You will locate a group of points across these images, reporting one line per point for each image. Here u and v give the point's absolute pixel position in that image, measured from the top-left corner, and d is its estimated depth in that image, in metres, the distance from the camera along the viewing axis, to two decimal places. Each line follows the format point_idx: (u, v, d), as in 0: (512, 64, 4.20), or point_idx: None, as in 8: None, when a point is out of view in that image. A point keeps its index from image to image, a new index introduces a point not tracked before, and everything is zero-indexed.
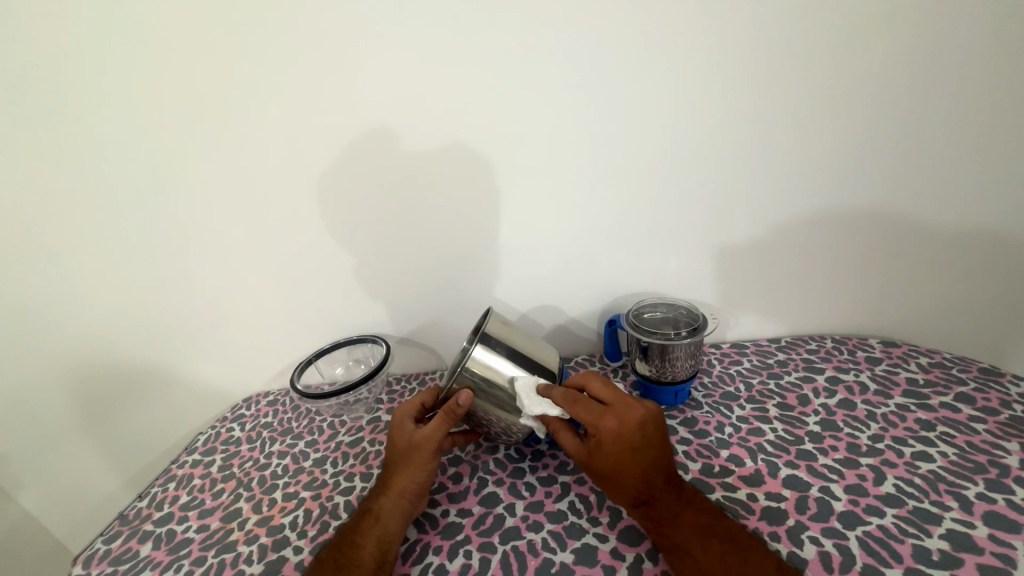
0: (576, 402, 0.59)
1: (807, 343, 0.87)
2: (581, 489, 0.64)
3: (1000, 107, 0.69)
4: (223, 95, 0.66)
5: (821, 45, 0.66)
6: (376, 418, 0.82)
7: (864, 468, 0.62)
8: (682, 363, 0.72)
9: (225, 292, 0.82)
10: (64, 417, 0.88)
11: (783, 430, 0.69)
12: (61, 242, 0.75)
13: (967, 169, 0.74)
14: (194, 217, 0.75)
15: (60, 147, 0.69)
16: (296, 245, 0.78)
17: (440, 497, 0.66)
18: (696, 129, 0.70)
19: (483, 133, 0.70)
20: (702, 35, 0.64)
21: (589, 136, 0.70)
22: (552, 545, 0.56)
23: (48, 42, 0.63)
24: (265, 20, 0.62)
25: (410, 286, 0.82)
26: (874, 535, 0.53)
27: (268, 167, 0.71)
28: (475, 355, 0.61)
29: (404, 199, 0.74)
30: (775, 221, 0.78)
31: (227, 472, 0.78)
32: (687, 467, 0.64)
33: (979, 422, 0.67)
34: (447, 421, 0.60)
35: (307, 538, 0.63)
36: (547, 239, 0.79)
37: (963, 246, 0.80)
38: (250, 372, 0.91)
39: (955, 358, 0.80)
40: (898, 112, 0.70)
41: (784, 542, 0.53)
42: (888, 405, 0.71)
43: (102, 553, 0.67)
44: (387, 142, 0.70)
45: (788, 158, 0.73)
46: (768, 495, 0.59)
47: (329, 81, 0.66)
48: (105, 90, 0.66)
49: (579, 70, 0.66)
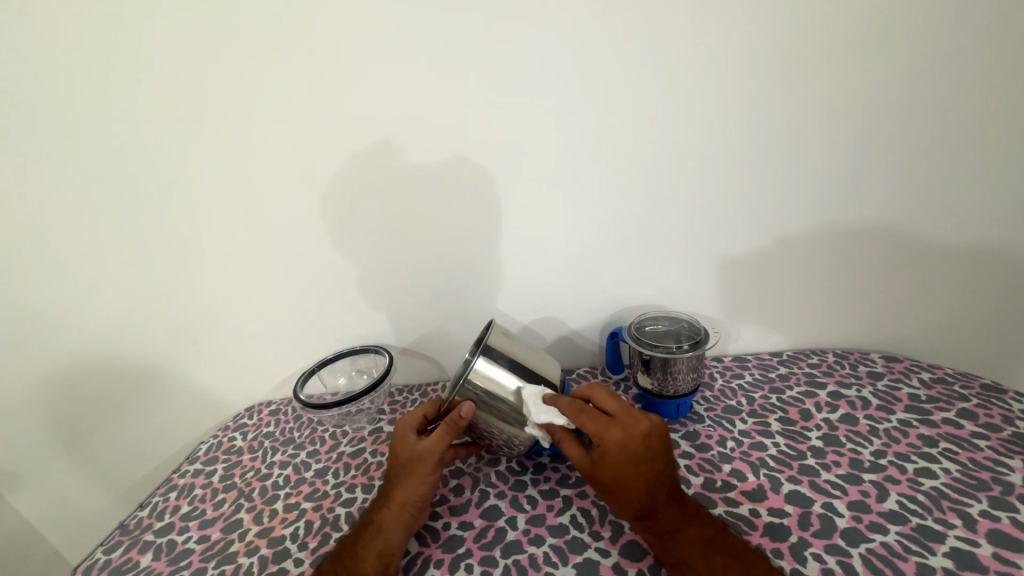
0: (582, 411, 0.59)
1: (809, 357, 0.87)
2: (583, 502, 0.64)
3: (996, 124, 0.71)
4: (228, 104, 0.67)
5: (819, 61, 0.67)
6: (377, 429, 0.82)
7: (867, 483, 0.61)
8: (683, 376, 0.72)
9: (227, 300, 0.82)
10: (65, 424, 0.88)
11: (786, 445, 0.69)
12: (67, 249, 0.76)
13: (966, 184, 0.75)
14: (198, 225, 0.76)
15: (64, 153, 0.69)
16: (298, 255, 0.79)
17: (442, 510, 0.65)
18: (695, 143, 0.71)
19: (485, 148, 0.71)
20: (701, 50, 0.66)
21: (590, 150, 0.72)
22: (553, 560, 0.56)
23: (56, 53, 0.64)
24: (270, 30, 0.63)
25: (411, 297, 0.83)
26: (878, 552, 0.53)
27: (273, 177, 0.72)
28: (476, 367, 0.62)
29: (406, 211, 0.75)
30: (776, 235, 0.79)
31: (228, 482, 0.77)
32: (689, 481, 0.64)
33: (981, 438, 0.67)
34: (448, 434, 0.60)
35: (308, 549, 0.62)
36: (548, 251, 0.79)
37: (963, 260, 0.80)
38: (252, 381, 0.91)
39: (958, 373, 0.80)
40: (896, 127, 0.71)
41: (787, 559, 0.53)
42: (890, 421, 0.71)
43: (102, 563, 0.67)
44: (389, 156, 0.71)
45: (787, 172, 0.74)
46: (771, 510, 0.59)
47: (335, 93, 0.67)
48: (111, 99, 0.67)
49: (579, 83, 0.67)
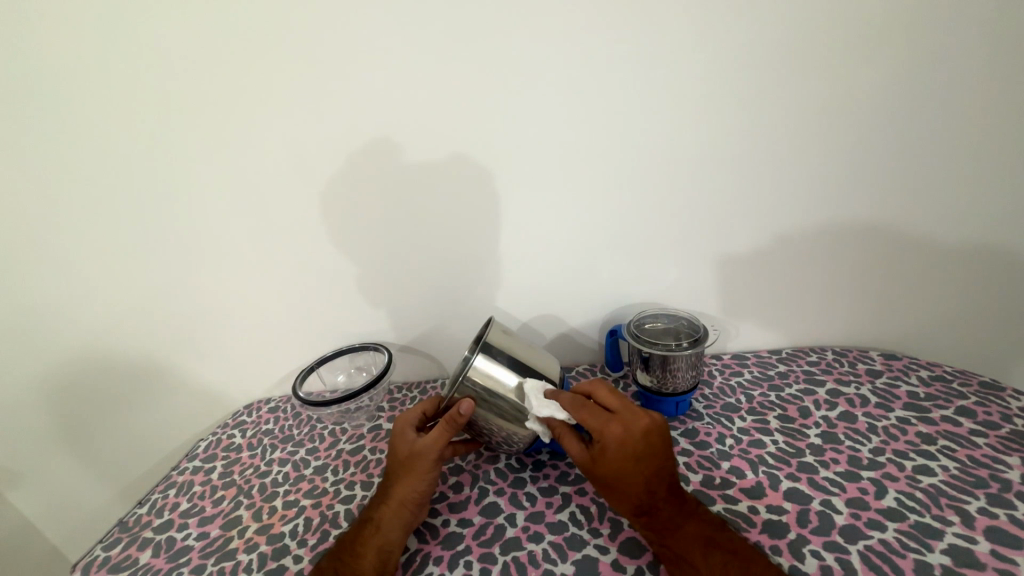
0: (582, 407, 0.59)
1: (808, 355, 0.87)
2: (581, 499, 0.64)
3: (995, 122, 0.71)
4: (227, 101, 0.67)
5: (819, 59, 0.67)
6: (376, 426, 0.82)
7: (865, 481, 0.62)
8: (683, 374, 0.72)
9: (226, 298, 0.82)
10: (65, 421, 0.88)
11: (784, 442, 0.69)
12: (65, 246, 0.76)
13: (965, 182, 0.75)
14: (197, 222, 0.76)
15: (62, 150, 0.69)
16: (298, 252, 0.79)
17: (441, 507, 0.65)
18: (695, 141, 0.71)
19: (484, 145, 0.71)
20: (701, 47, 0.65)
21: (590, 147, 0.71)
22: (552, 557, 0.56)
23: (54, 50, 0.63)
24: (269, 27, 0.63)
25: (410, 294, 0.83)
26: (876, 549, 0.53)
27: (273, 175, 0.72)
28: (476, 364, 0.62)
29: (405, 208, 0.75)
30: (776, 233, 0.79)
31: (228, 479, 0.78)
32: (687, 478, 0.64)
33: (980, 436, 0.67)
34: (448, 430, 0.60)
35: (308, 546, 0.63)
36: (548, 248, 0.79)
37: (961, 258, 0.80)
38: (251, 378, 0.91)
39: (957, 371, 0.80)
40: (896, 125, 0.71)
41: (785, 556, 0.53)
42: (889, 418, 0.71)
43: (102, 560, 0.67)
44: (389, 154, 0.71)
45: (787, 171, 0.74)
46: (769, 507, 0.59)
47: (334, 91, 0.67)
48: (109, 96, 0.66)
49: (580, 80, 0.67)
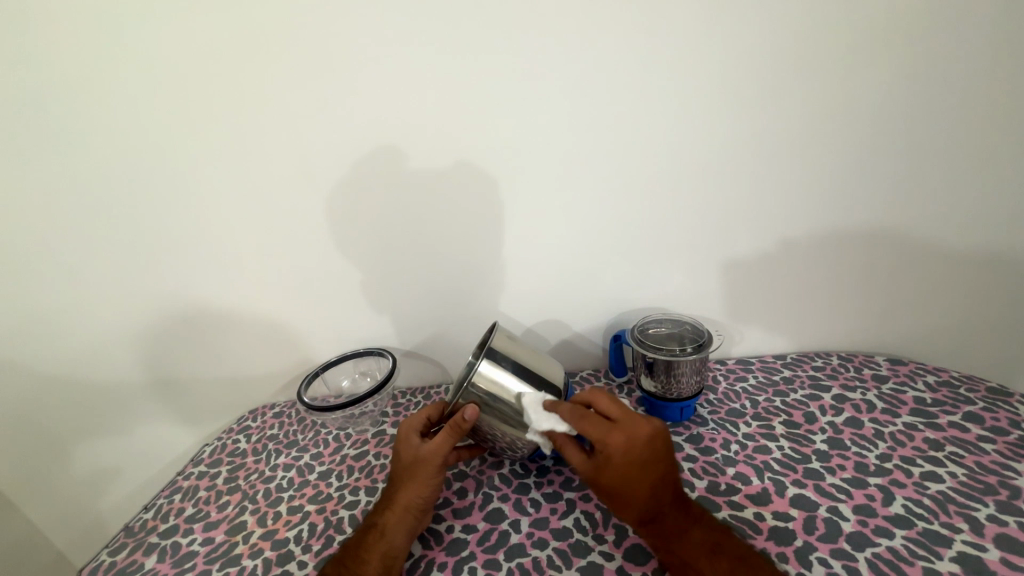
0: (583, 418, 0.58)
1: (813, 360, 0.87)
2: (586, 506, 0.64)
3: (1000, 126, 0.70)
4: (229, 105, 0.68)
5: (822, 63, 0.67)
6: (382, 432, 0.83)
7: (872, 487, 0.61)
8: (688, 379, 0.72)
9: (230, 302, 0.83)
10: (74, 424, 0.89)
11: (790, 449, 0.68)
12: (73, 252, 0.76)
13: (969, 186, 0.74)
14: (203, 228, 0.76)
15: (72, 158, 0.70)
16: (302, 258, 0.79)
17: (445, 513, 0.65)
18: (698, 145, 0.71)
19: (487, 152, 0.71)
20: (704, 50, 0.66)
21: (594, 151, 0.72)
22: (557, 563, 0.56)
23: (63, 58, 0.64)
24: (274, 33, 0.64)
25: (413, 300, 0.83)
26: (883, 556, 0.53)
27: (278, 180, 0.73)
28: (481, 370, 0.62)
29: (408, 213, 0.76)
30: (780, 238, 0.79)
31: (233, 484, 0.78)
32: (693, 485, 0.64)
33: (988, 442, 0.66)
34: (453, 436, 0.60)
35: (313, 552, 0.63)
36: (551, 253, 0.79)
37: (966, 263, 0.80)
38: (257, 382, 0.91)
39: (964, 376, 0.80)
40: (900, 128, 0.71)
41: (792, 563, 0.53)
42: (896, 424, 0.71)
43: (108, 564, 0.67)
44: (393, 160, 0.72)
45: (789, 176, 0.74)
46: (776, 514, 0.59)
47: (338, 98, 0.67)
48: (117, 100, 0.67)
49: (582, 84, 0.67)
